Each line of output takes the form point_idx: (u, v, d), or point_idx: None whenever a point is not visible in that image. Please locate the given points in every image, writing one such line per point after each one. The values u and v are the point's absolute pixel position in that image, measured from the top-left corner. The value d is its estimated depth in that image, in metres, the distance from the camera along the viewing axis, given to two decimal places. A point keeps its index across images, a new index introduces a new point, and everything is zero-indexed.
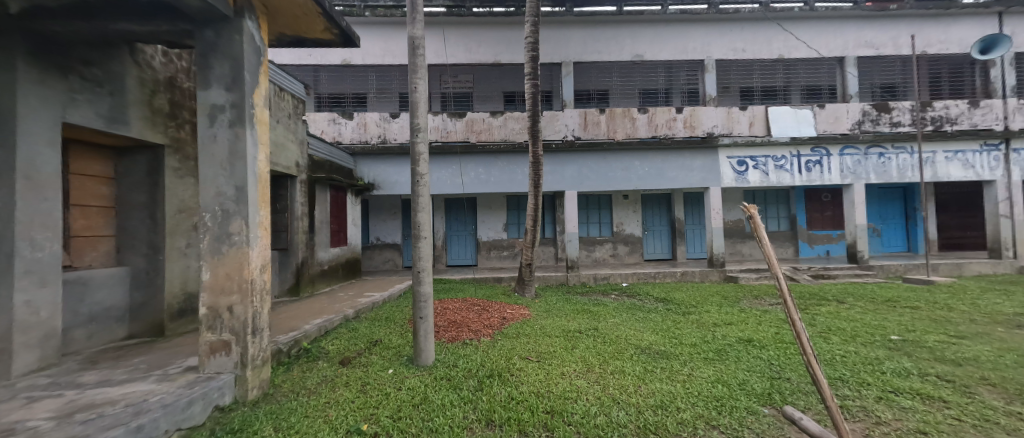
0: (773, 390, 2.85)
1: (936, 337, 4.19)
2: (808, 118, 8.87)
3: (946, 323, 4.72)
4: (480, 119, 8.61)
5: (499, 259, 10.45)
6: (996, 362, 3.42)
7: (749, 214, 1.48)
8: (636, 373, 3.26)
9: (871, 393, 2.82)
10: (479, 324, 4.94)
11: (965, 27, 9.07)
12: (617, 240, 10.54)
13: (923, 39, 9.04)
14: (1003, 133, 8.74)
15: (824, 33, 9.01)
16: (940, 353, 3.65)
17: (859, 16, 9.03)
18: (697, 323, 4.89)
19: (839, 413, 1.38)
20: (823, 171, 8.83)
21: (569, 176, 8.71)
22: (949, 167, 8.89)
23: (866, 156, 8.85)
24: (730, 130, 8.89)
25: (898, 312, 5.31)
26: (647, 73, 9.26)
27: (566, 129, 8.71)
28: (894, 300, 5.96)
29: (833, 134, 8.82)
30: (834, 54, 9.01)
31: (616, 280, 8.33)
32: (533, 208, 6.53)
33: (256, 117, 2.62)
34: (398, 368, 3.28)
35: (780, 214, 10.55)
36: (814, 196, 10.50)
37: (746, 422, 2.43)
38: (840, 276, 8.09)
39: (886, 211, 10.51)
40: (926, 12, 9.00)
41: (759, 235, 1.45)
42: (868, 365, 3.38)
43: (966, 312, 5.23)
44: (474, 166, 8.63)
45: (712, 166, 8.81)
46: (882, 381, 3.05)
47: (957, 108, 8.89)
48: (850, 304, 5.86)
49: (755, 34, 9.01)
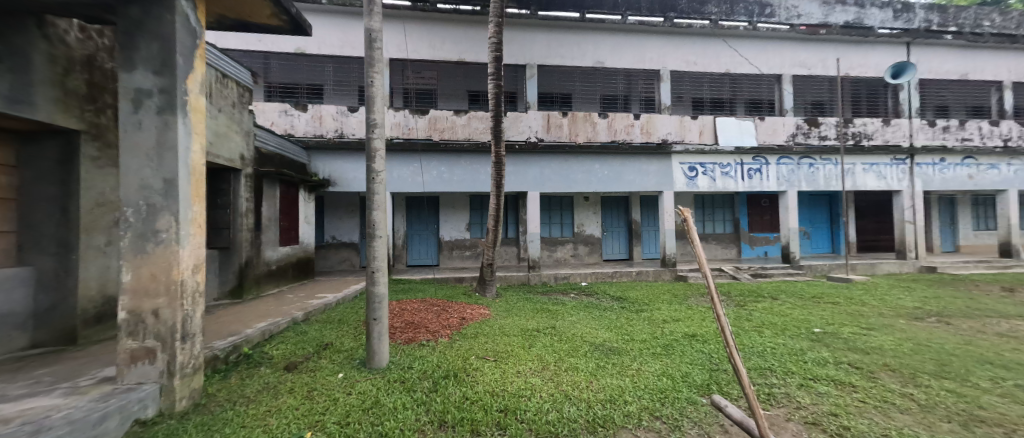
0: (711, 382, 3.07)
1: (851, 328, 4.69)
2: (751, 129, 9.59)
3: (860, 317, 5.31)
4: (443, 117, 8.47)
5: (461, 259, 10.35)
6: (897, 350, 3.90)
7: (683, 216, 1.60)
8: (588, 370, 3.37)
9: (794, 381, 3.12)
10: (438, 324, 4.88)
11: (881, 54, 10.23)
12: (577, 241, 10.82)
13: (847, 62, 10.10)
14: (908, 149, 9.99)
15: (765, 52, 9.80)
16: (854, 343, 4.10)
17: (795, 38, 9.93)
18: (648, 320, 5.14)
19: (755, 403, 1.55)
20: (762, 178, 9.62)
21: (532, 178, 8.82)
22: (866, 178, 10.00)
23: (798, 166, 9.74)
24: (683, 138, 9.37)
25: (821, 307, 5.91)
26: (607, 80, 9.59)
27: (529, 131, 8.77)
28: (820, 297, 6.59)
29: (771, 144, 9.60)
30: (773, 71, 9.83)
31: (576, 279, 8.52)
32: (495, 208, 6.54)
33: (189, 105, 2.42)
34: (349, 372, 3.15)
35: (726, 217, 11.34)
36: (755, 202, 11.40)
37: (687, 412, 2.60)
38: (775, 275, 8.85)
39: (815, 216, 11.64)
40: (849, 38, 10.07)
41: (690, 235, 1.59)
42: (794, 355, 3.73)
43: (876, 306, 5.92)
44: (437, 164, 8.51)
45: (666, 171, 9.32)
46: (804, 369, 3.38)
47: (873, 126, 10.00)
48: (782, 300, 6.43)
49: (706, 49, 9.62)
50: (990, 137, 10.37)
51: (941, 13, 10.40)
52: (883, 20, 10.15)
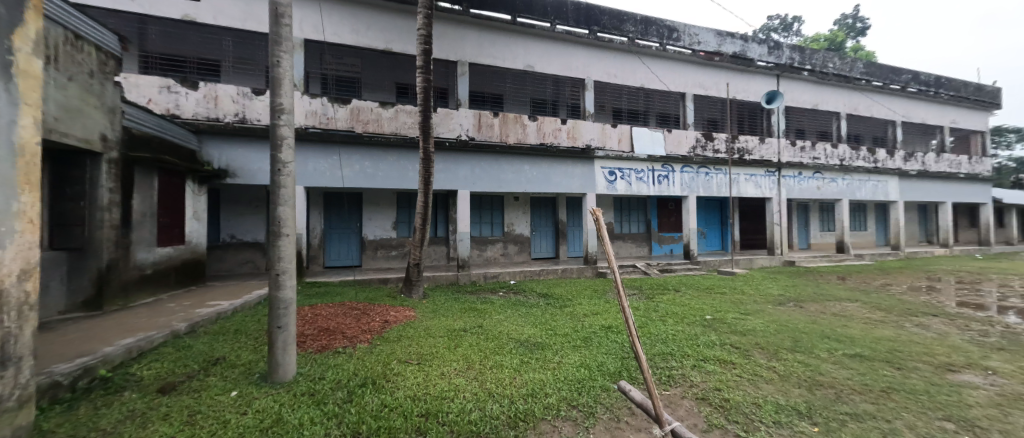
0: (623, 369, 3.34)
1: (733, 314, 5.51)
2: (661, 140, 10.69)
3: (741, 304, 6.25)
4: (367, 108, 7.91)
5: (387, 259, 9.82)
6: (766, 331, 4.67)
7: (595, 217, 1.83)
8: (513, 366, 3.42)
9: (689, 362, 3.55)
10: (356, 329, 4.55)
11: (759, 82, 12.19)
12: (507, 240, 10.99)
13: (734, 87, 11.84)
14: (776, 164, 12.07)
15: (672, 72, 11.02)
16: (735, 327, 4.82)
17: (696, 62, 11.33)
18: (570, 314, 5.42)
19: (649, 376, 1.77)
20: (669, 184, 10.81)
21: (462, 177, 8.73)
22: (747, 186, 11.82)
23: (697, 174, 11.15)
24: (604, 144, 10.04)
25: (713, 297, 6.83)
26: (537, 84, 9.91)
27: (460, 128, 8.61)
28: (713, 288, 7.60)
29: (676, 154, 10.81)
30: (678, 89, 11.09)
31: (505, 278, 8.63)
32: (422, 206, 6.31)
33: (17, 68, 1.91)
34: (245, 389, 2.77)
35: (640, 218, 12.50)
36: (663, 205, 12.77)
37: (601, 398, 2.80)
38: (678, 270, 10.00)
39: (709, 218, 13.43)
40: (736, 66, 11.82)
41: (602, 234, 1.81)
42: (691, 340, 4.24)
43: (753, 295, 7.02)
44: (360, 158, 7.95)
45: (589, 175, 9.96)
46: (698, 351, 3.86)
47: (752, 143, 11.83)
48: (683, 292, 7.29)
49: (624, 63, 10.49)
50: (832, 156, 13.00)
51: (800, 53, 12.72)
52: (760, 54, 12.09)
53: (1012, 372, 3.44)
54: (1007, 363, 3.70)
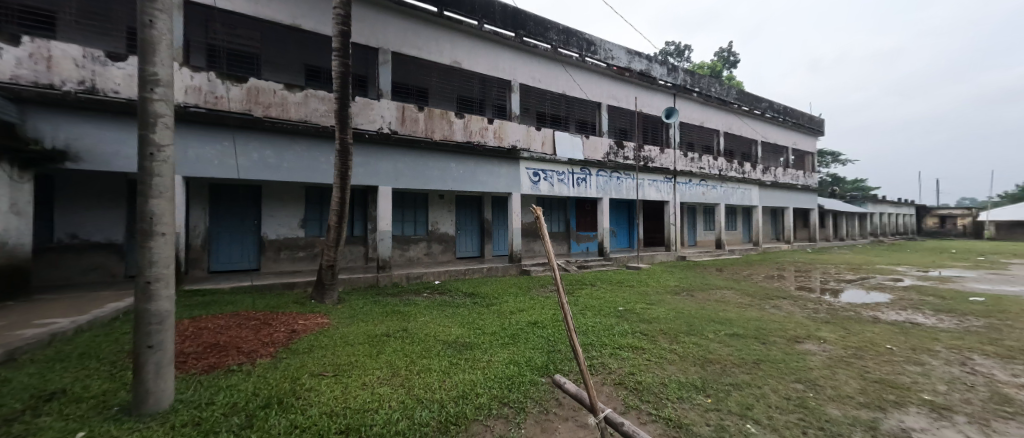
0: (549, 362, 3.48)
1: (641, 304, 6.16)
2: (579, 145, 11.43)
3: (646, 295, 7.02)
4: (269, 90, 6.93)
5: (293, 262, 8.74)
6: (667, 318, 5.29)
7: (535, 214, 2.06)
8: (441, 369, 3.32)
9: (607, 351, 3.86)
10: (256, 342, 3.96)
11: (660, 99, 13.82)
12: (431, 239, 10.65)
13: (641, 101, 13.24)
14: (673, 172, 13.82)
15: (589, 82, 11.87)
16: (643, 316, 5.39)
17: (610, 75, 12.38)
18: (497, 312, 5.49)
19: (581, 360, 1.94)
20: (586, 186, 11.62)
21: (383, 172, 8.20)
22: (651, 190, 13.31)
23: (609, 178, 12.18)
24: (529, 146, 10.36)
25: (623, 290, 7.54)
26: (464, 81, 9.84)
27: (381, 121, 8.09)
28: (623, 282, 8.40)
29: (593, 159, 11.67)
30: (594, 99, 11.99)
31: (429, 278, 8.36)
32: (338, 203, 5.77)
33: None
34: (99, 428, 2.19)
35: (560, 218, 13.20)
36: (581, 206, 13.69)
37: (531, 393, 2.87)
38: (594, 266, 10.83)
39: (619, 218, 14.80)
40: (643, 83, 13.23)
41: (541, 228, 2.04)
42: (607, 331, 4.59)
43: (655, 286, 7.94)
44: (260, 146, 6.94)
45: (514, 175, 10.19)
46: (614, 340, 4.22)
47: (654, 152, 13.37)
48: (598, 286, 7.91)
49: (548, 70, 10.97)
50: (713, 167, 15.36)
51: (692, 77, 14.76)
52: (662, 74, 13.71)
53: (835, 340, 4.45)
54: (831, 332, 4.78)
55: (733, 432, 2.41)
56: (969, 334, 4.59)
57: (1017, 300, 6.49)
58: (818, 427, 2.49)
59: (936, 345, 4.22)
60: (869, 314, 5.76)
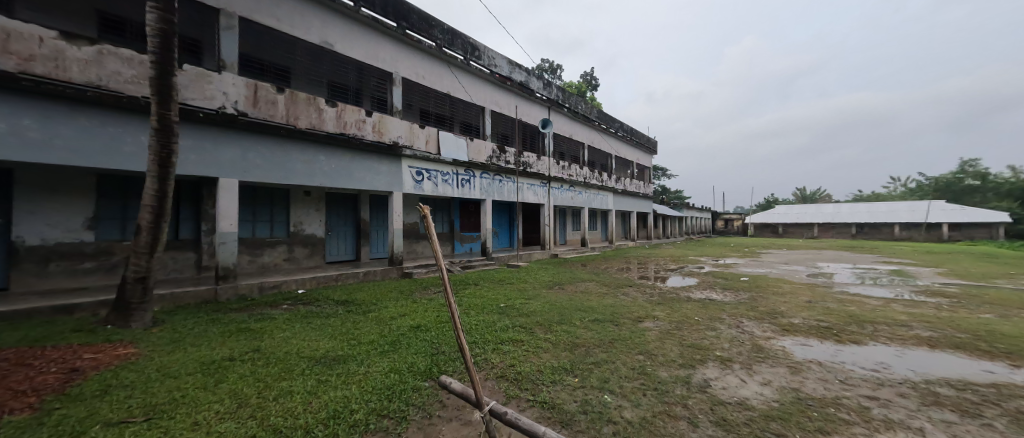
0: (432, 365, 3.40)
1: (520, 300, 6.58)
2: (463, 146, 11.54)
3: (524, 291, 7.53)
4: (31, 36, 4.94)
5: (75, 276, 6.39)
6: (543, 311, 5.79)
7: (424, 214, 2.19)
8: (306, 389, 2.91)
9: (489, 347, 4.00)
10: (4, 393, 2.76)
11: (537, 110, 15.06)
12: (293, 241, 9.20)
13: (520, 110, 14.18)
14: (547, 177, 15.20)
15: (473, 86, 12.11)
16: (521, 310, 5.77)
17: (493, 82, 12.87)
18: (375, 319, 5.10)
19: (468, 359, 2.05)
20: (470, 187, 11.81)
21: (226, 160, 6.71)
22: (529, 193, 14.35)
23: (492, 180, 12.64)
24: (411, 143, 9.96)
25: (504, 287, 7.92)
26: (337, 66, 8.86)
27: (224, 98, 6.67)
28: (504, 279, 8.84)
29: (477, 161, 11.95)
30: (478, 103, 12.31)
31: (290, 287, 7.21)
32: (154, 197, 4.48)
33: None
34: None
35: (444, 219, 13.08)
36: (465, 207, 13.85)
37: (413, 400, 2.76)
38: (477, 265, 11.06)
39: (501, 219, 15.52)
40: (522, 93, 14.17)
41: (428, 228, 2.21)
42: (490, 327, 4.76)
43: (532, 282, 8.59)
44: (13, 113, 4.85)
45: (395, 173, 9.65)
46: (496, 336, 4.41)
47: (532, 158, 14.47)
48: (482, 285, 8.12)
49: (431, 68, 10.75)
50: (580, 175, 17.49)
51: (564, 94, 16.49)
52: (539, 88, 14.93)
53: (665, 317, 5.60)
54: (663, 311, 5.99)
55: (594, 404, 2.79)
56: (741, 305, 6.37)
57: (765, 278, 9.29)
58: (653, 387, 3.10)
59: (724, 314, 5.72)
60: (685, 294, 7.43)
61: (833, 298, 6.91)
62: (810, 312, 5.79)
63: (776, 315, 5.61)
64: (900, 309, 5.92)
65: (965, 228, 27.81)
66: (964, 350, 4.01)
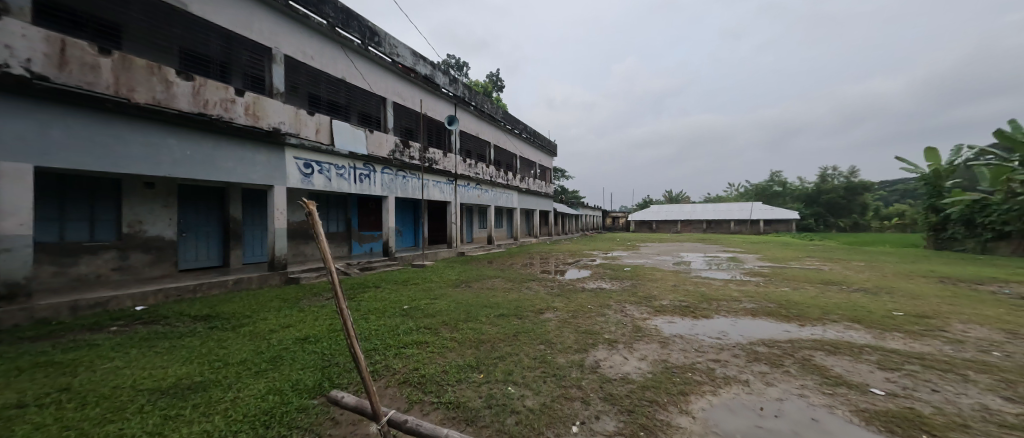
0: (323, 380, 3.05)
1: (425, 300, 6.38)
2: (362, 138, 10.63)
3: (429, 291, 7.31)
4: None
5: None
6: (449, 310, 5.71)
7: (308, 209, 1.93)
8: (148, 430, 2.33)
9: (391, 352, 3.78)
10: None
11: (442, 107, 14.75)
12: (128, 246, 7.27)
13: (425, 105, 13.69)
14: (454, 175, 15.02)
15: (372, 74, 11.24)
16: (426, 311, 5.58)
17: (394, 73, 12.12)
18: (250, 335, 4.36)
19: (364, 372, 1.94)
20: (370, 183, 10.95)
21: (12, 136, 4.98)
22: (434, 191, 13.96)
23: (395, 176, 11.94)
24: (298, 132, 8.81)
25: (408, 288, 7.57)
26: (193, 32, 7.34)
27: (7, 53, 4.95)
28: (408, 280, 8.43)
29: (377, 155, 11.14)
30: (378, 92, 11.47)
31: (123, 303, 5.68)
32: None
33: None
34: None
35: (339, 217, 11.91)
36: (363, 204, 12.81)
37: (296, 422, 2.44)
38: (377, 267, 10.31)
39: (404, 217, 14.82)
40: (427, 87, 13.67)
41: (315, 226, 1.97)
42: (391, 331, 4.49)
43: (438, 282, 8.41)
44: None
45: (277, 164, 8.37)
46: (397, 340, 4.17)
47: (438, 155, 14.12)
48: (383, 287, 7.61)
49: (322, 49, 9.65)
50: (486, 174, 17.73)
51: (470, 92, 16.45)
52: (445, 83, 14.59)
53: (563, 307, 6.05)
54: (560, 302, 6.46)
55: (498, 397, 2.86)
56: (625, 292, 7.28)
57: (643, 267, 10.78)
58: (552, 374, 3.32)
59: (611, 301, 6.45)
60: (580, 286, 8.14)
61: (691, 281, 8.38)
62: (675, 294, 6.92)
63: (650, 299, 6.56)
64: (734, 287, 7.50)
65: (773, 223, 36.67)
66: (771, 316, 5.28)
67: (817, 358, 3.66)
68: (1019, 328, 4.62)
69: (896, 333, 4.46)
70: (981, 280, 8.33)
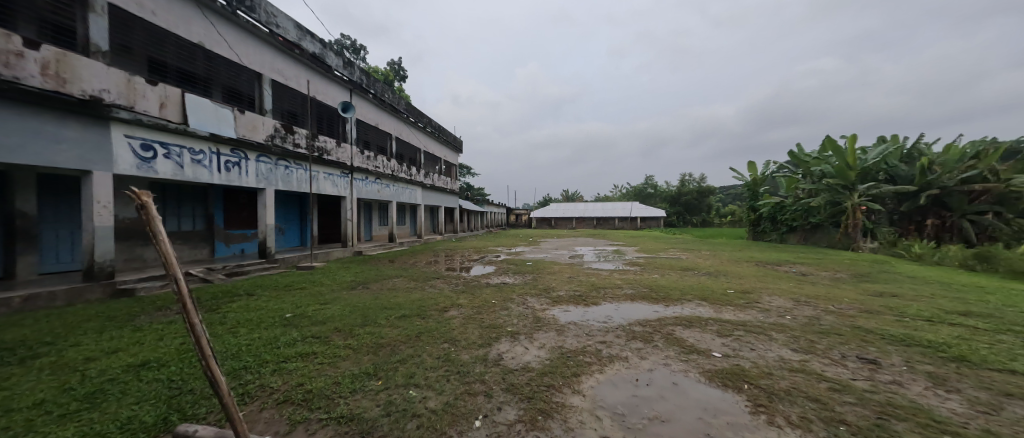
0: (169, 413, 2.48)
1: (313, 306, 5.69)
2: (228, 118, 8.93)
3: (319, 295, 6.56)
4: None
5: None
6: (343, 315, 5.20)
7: (141, 203, 1.52)
8: None
9: (267, 369, 3.27)
10: None
11: (335, 91, 13.31)
12: None
13: (313, 86, 12.16)
14: (349, 167, 13.71)
15: (242, 43, 9.50)
16: (315, 318, 4.99)
17: (273, 46, 10.44)
18: (51, 367, 3.29)
19: (228, 399, 1.68)
20: (240, 173, 9.26)
21: None
22: (325, 184, 12.52)
23: (275, 167, 10.35)
24: (132, 105, 7.01)
25: (291, 294, 6.64)
26: None
27: None
28: (291, 285, 7.40)
29: (250, 140, 9.50)
30: (251, 66, 9.75)
31: None
32: None
33: None
34: None
35: (195, 213, 9.87)
36: (230, 197, 10.83)
37: None
38: (251, 271, 8.79)
39: (287, 214, 12.98)
40: (316, 68, 12.15)
41: (152, 223, 1.57)
42: (267, 345, 3.87)
43: (330, 285, 7.60)
44: None
45: (98, 144, 6.50)
46: (276, 354, 3.63)
47: (330, 144, 12.71)
48: (258, 294, 6.52)
49: (168, 4, 7.81)
50: (387, 167, 16.64)
51: (369, 78, 15.18)
52: (338, 65, 13.16)
53: (468, 304, 6.06)
54: (465, 299, 6.46)
55: (398, 403, 2.71)
56: (526, 285, 7.64)
57: (543, 261, 11.48)
58: (456, 371, 3.29)
59: (514, 295, 6.71)
60: (485, 282, 8.26)
61: (584, 272, 9.24)
62: (570, 285, 7.55)
63: (549, 291, 7.03)
64: (618, 276, 8.52)
65: (647, 220, 42.92)
66: (646, 300, 6.15)
67: (677, 332, 4.40)
68: (801, 297, 6.28)
69: (730, 307, 5.64)
70: (780, 262, 11.11)
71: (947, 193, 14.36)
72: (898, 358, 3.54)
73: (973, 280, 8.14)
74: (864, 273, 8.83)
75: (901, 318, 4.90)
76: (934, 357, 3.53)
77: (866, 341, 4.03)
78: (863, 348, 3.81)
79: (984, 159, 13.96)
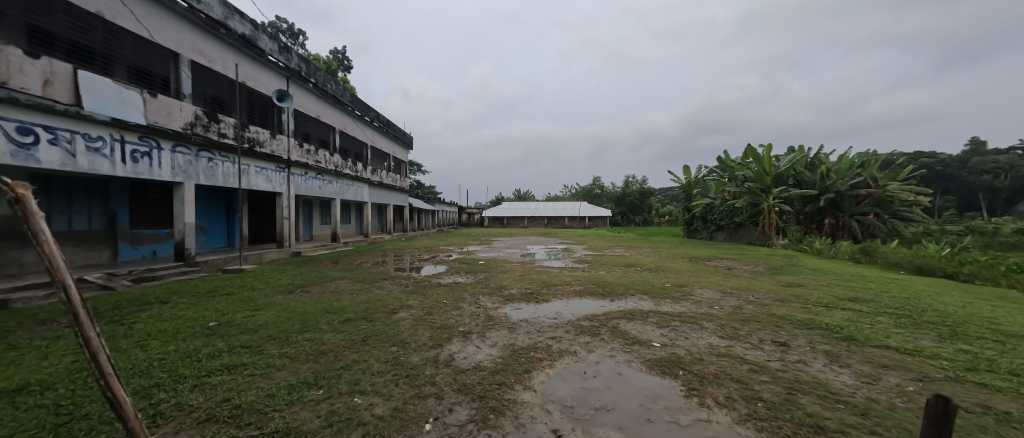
0: None
1: (242, 313, 5.17)
2: (135, 102, 7.82)
3: (250, 300, 5.98)
4: None
5: None
6: (278, 321, 4.80)
7: (18, 195, 1.28)
8: None
9: (186, 385, 2.92)
10: None
11: (268, 78, 12.19)
12: None
13: (242, 71, 11.03)
14: (286, 161, 12.65)
15: (154, 18, 8.32)
16: (245, 326, 4.54)
17: (194, 24, 9.28)
18: None
19: (138, 424, 1.49)
20: (150, 164, 8.13)
21: None
22: (257, 179, 11.43)
23: (196, 158, 9.24)
24: (4, 79, 5.93)
25: (216, 300, 5.98)
26: None
27: None
28: (215, 290, 6.66)
29: (163, 128, 8.37)
30: (165, 44, 8.59)
31: None
32: None
33: None
34: None
35: (91, 209, 8.52)
36: (139, 192, 9.49)
37: None
38: (164, 276, 7.76)
39: (210, 211, 11.66)
40: (246, 51, 11.02)
41: (33, 220, 1.33)
42: (186, 358, 3.45)
43: (263, 289, 6.96)
44: None
45: None
46: (197, 368, 3.25)
47: (262, 135, 11.62)
48: (175, 302, 5.78)
49: None
50: (329, 163, 15.60)
51: (308, 66, 14.10)
52: (273, 50, 12.06)
53: (418, 305, 5.89)
54: (415, 300, 6.27)
55: (341, 412, 2.56)
56: (478, 284, 7.62)
57: (495, 260, 11.52)
58: (405, 374, 3.19)
59: (466, 294, 6.66)
60: (436, 282, 8.09)
61: (535, 270, 9.42)
62: (522, 283, 7.67)
63: (501, 289, 7.08)
64: (568, 273, 8.81)
65: (595, 219, 44.90)
66: (593, 296, 6.43)
67: (622, 325, 4.65)
68: (728, 289, 6.97)
69: (668, 299, 6.09)
70: (710, 258, 12.25)
71: (841, 197, 16.78)
72: (803, 340, 4.06)
73: (859, 271, 9.60)
74: (777, 267, 10.02)
75: (806, 305, 5.64)
76: (831, 338, 4.11)
77: (779, 326, 4.58)
78: (776, 333, 4.33)
79: (867, 169, 16.52)
